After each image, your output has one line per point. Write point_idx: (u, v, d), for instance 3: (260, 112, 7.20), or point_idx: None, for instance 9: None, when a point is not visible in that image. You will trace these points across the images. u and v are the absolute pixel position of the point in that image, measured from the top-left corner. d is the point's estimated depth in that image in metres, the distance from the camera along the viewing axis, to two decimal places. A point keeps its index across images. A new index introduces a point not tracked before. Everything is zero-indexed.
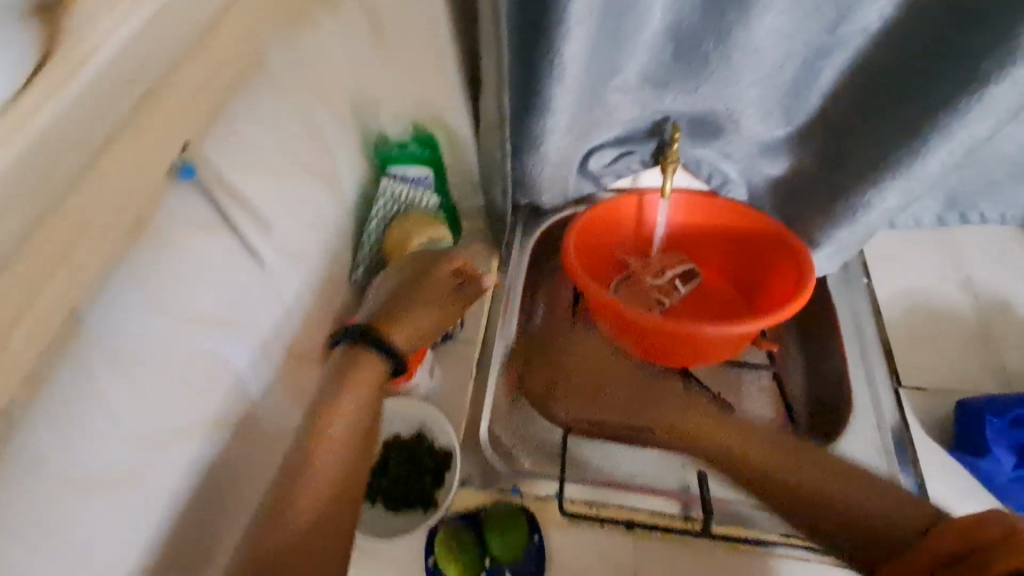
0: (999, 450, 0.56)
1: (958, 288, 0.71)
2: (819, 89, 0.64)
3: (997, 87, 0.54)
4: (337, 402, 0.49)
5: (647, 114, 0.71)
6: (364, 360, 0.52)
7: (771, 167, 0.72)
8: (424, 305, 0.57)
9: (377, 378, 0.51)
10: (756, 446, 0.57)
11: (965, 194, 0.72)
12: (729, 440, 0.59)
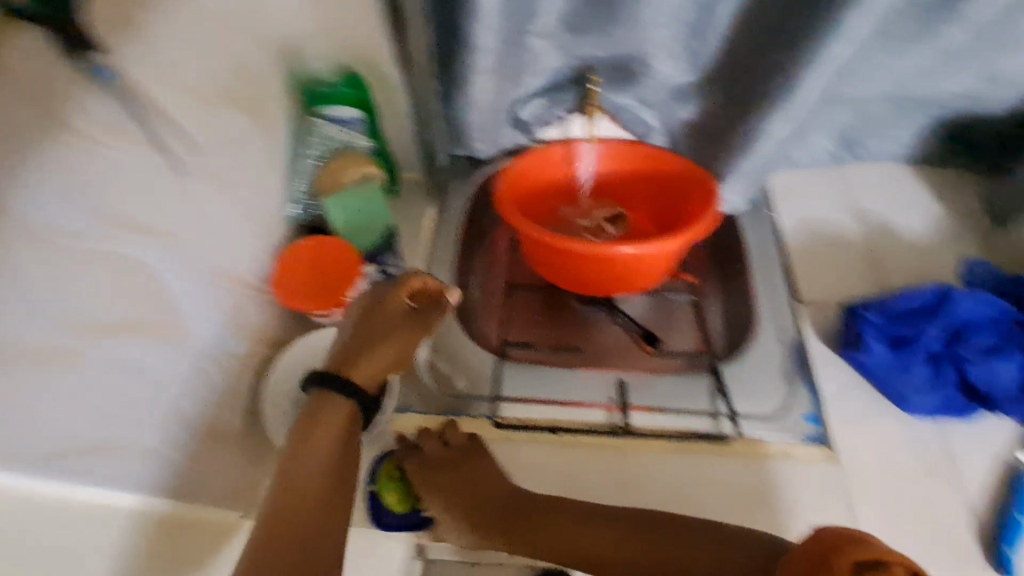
0: (875, 339, 0.62)
1: (850, 217, 0.78)
2: (715, 31, 0.71)
3: (852, 19, 0.60)
4: (299, 446, 0.49)
5: (568, 61, 0.76)
6: (331, 403, 0.52)
7: (684, 110, 0.79)
8: (385, 344, 0.55)
9: (339, 423, 0.52)
10: (632, 531, 0.54)
11: (857, 133, 0.79)
12: (580, 539, 0.54)
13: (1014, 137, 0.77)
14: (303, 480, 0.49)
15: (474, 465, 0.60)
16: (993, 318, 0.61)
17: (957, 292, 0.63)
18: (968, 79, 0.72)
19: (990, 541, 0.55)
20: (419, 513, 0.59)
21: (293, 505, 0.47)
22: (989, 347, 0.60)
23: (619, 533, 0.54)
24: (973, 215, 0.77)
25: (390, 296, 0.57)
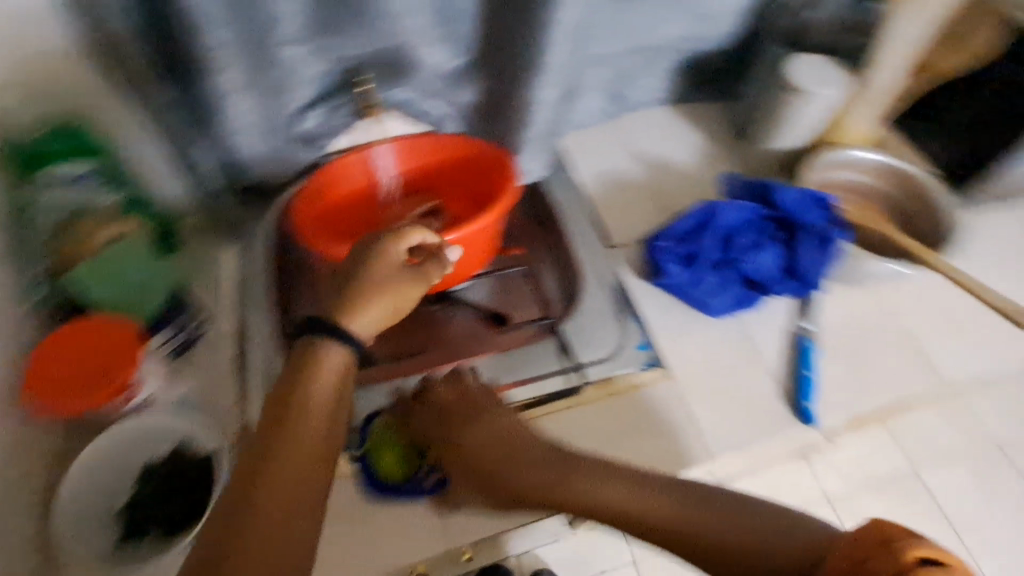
0: (667, 262, 0.71)
1: (633, 160, 0.87)
2: (464, 15, 0.73)
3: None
4: (282, 423, 0.43)
5: (332, 66, 0.71)
6: (328, 352, 0.47)
7: (461, 93, 0.82)
8: (376, 294, 0.51)
9: (330, 397, 0.45)
10: (614, 487, 0.49)
11: (620, 86, 0.89)
12: (596, 491, 0.49)
13: (739, 63, 0.89)
14: (298, 439, 0.42)
15: (458, 430, 0.56)
16: (751, 218, 0.72)
17: (720, 205, 0.73)
18: (684, 22, 0.80)
19: (793, 402, 0.65)
20: (418, 473, 0.61)
21: (288, 470, 0.41)
22: (750, 243, 0.71)
23: (629, 507, 0.47)
24: (729, 134, 0.89)
25: (388, 245, 0.53)
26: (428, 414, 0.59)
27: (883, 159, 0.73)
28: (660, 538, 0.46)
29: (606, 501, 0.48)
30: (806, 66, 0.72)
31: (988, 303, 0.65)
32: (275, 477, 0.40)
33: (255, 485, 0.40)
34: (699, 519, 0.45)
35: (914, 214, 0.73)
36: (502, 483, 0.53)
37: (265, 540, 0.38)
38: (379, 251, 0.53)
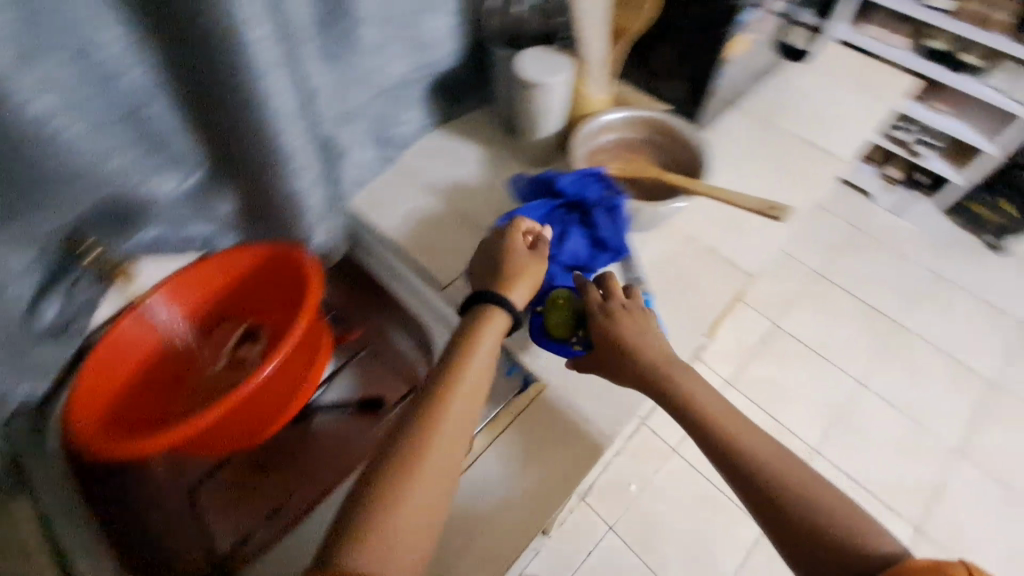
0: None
1: (427, 195, 0.86)
2: (174, 133, 0.63)
3: (268, 82, 0.58)
4: (445, 403, 0.54)
5: (40, 250, 0.59)
6: (494, 316, 0.61)
7: (221, 206, 0.73)
8: (529, 272, 0.65)
9: (491, 345, 0.59)
10: (759, 443, 0.55)
11: (382, 129, 0.85)
12: (749, 440, 0.55)
13: (480, 68, 0.91)
14: (457, 416, 0.54)
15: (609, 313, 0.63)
16: (546, 213, 0.74)
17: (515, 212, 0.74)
18: (407, 59, 0.78)
19: None
20: (569, 343, 0.67)
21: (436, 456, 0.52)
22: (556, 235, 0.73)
23: (757, 447, 0.55)
24: (499, 134, 0.92)
25: (508, 235, 0.66)
26: (594, 314, 0.64)
27: (625, 115, 0.82)
28: (746, 486, 0.54)
29: (738, 455, 0.55)
30: (530, 60, 0.76)
31: (753, 210, 0.67)
32: (443, 438, 0.53)
33: (407, 477, 0.50)
34: (803, 482, 0.53)
35: (668, 148, 0.82)
36: (663, 392, 0.59)
37: (419, 521, 0.49)
38: (522, 266, 0.65)
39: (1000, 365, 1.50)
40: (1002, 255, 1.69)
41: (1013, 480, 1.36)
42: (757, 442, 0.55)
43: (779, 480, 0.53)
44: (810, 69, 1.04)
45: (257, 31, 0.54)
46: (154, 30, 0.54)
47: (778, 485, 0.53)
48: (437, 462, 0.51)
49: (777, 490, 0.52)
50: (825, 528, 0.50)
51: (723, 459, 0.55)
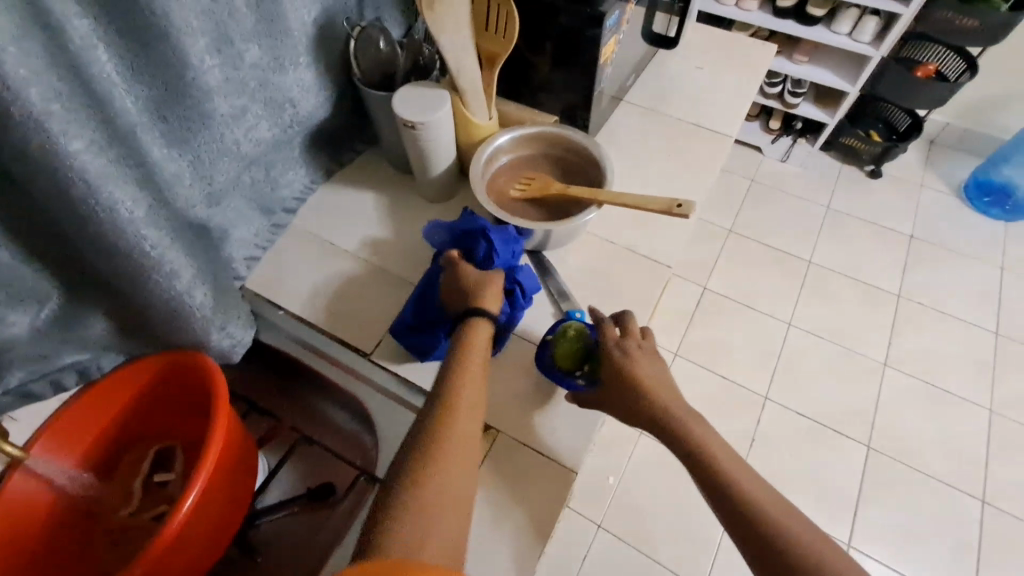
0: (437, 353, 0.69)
1: (331, 257, 0.80)
2: (11, 265, 0.53)
3: (115, 199, 0.49)
4: (450, 411, 0.56)
5: None
6: (476, 326, 0.63)
7: (95, 326, 0.63)
8: (490, 282, 0.66)
9: (481, 359, 0.61)
10: (752, 480, 0.56)
11: (264, 197, 0.78)
12: (737, 475, 0.56)
13: (357, 110, 0.86)
14: (466, 417, 0.56)
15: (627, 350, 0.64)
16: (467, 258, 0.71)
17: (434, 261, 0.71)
18: (269, 120, 0.71)
19: None
20: (574, 377, 0.68)
21: (450, 465, 0.52)
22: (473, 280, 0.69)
23: (750, 483, 0.56)
24: (393, 175, 0.88)
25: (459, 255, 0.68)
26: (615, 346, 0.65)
27: (515, 134, 0.79)
28: (743, 527, 0.54)
29: (735, 493, 0.55)
30: (405, 99, 0.71)
31: (656, 211, 0.67)
32: (451, 452, 0.53)
33: (428, 486, 0.50)
34: (789, 528, 0.53)
35: (565, 160, 0.81)
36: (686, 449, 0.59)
37: (447, 540, 0.48)
38: (492, 278, 0.66)
39: (903, 280, 1.64)
40: (881, 179, 1.84)
41: (936, 380, 1.49)
42: (749, 480, 0.56)
43: (765, 515, 0.53)
44: (682, 51, 1.07)
45: (76, 146, 0.45)
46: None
47: (763, 519, 0.53)
48: (457, 467, 0.52)
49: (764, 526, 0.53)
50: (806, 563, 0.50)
51: (739, 518, 0.54)
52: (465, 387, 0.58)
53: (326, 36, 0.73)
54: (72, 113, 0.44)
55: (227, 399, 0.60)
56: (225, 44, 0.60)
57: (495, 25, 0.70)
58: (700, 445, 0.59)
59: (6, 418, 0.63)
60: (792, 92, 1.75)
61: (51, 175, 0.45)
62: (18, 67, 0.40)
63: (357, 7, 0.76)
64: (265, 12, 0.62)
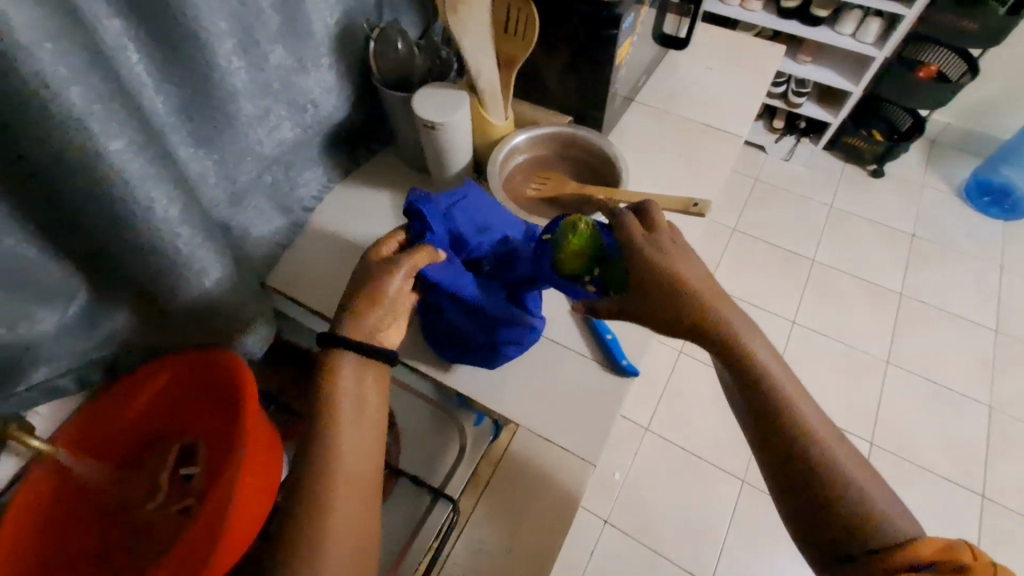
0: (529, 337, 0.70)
1: (349, 255, 0.81)
2: (42, 262, 0.54)
3: (150, 197, 0.50)
4: (334, 431, 0.50)
5: None
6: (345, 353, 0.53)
7: (120, 320, 0.63)
8: (379, 290, 0.56)
9: (363, 385, 0.53)
10: (785, 378, 0.52)
11: (283, 197, 0.79)
12: (772, 371, 0.52)
13: (374, 110, 0.87)
14: (351, 444, 0.51)
15: (686, 264, 0.55)
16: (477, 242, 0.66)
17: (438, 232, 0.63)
18: (290, 120, 0.72)
19: (614, 365, 0.71)
20: (582, 285, 0.62)
21: (342, 498, 0.48)
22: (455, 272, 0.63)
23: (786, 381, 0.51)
24: (408, 174, 0.89)
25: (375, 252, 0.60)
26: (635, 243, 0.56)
27: (532, 134, 0.80)
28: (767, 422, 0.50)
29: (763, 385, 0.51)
30: (423, 100, 0.72)
31: (673, 209, 0.68)
32: (343, 478, 0.49)
33: (318, 520, 0.47)
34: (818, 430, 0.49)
35: (581, 159, 0.82)
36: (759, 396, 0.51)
37: (347, 561, 0.46)
38: (380, 285, 0.56)
39: (905, 279, 1.66)
40: (883, 179, 1.86)
41: (937, 378, 1.50)
42: (784, 377, 0.52)
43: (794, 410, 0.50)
44: (691, 52, 1.08)
45: (114, 145, 0.45)
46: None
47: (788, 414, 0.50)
48: (347, 495, 0.48)
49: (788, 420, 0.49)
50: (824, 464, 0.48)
51: (764, 417, 0.50)
52: (343, 412, 0.51)
53: (346, 37, 0.74)
54: (114, 114, 0.44)
55: (253, 391, 0.61)
56: (251, 46, 0.61)
57: (513, 28, 0.71)
58: (777, 395, 0.50)
59: (31, 414, 0.64)
60: (795, 92, 1.77)
61: (91, 174, 0.46)
62: (66, 69, 0.40)
63: (377, 9, 0.77)
64: (289, 14, 0.63)
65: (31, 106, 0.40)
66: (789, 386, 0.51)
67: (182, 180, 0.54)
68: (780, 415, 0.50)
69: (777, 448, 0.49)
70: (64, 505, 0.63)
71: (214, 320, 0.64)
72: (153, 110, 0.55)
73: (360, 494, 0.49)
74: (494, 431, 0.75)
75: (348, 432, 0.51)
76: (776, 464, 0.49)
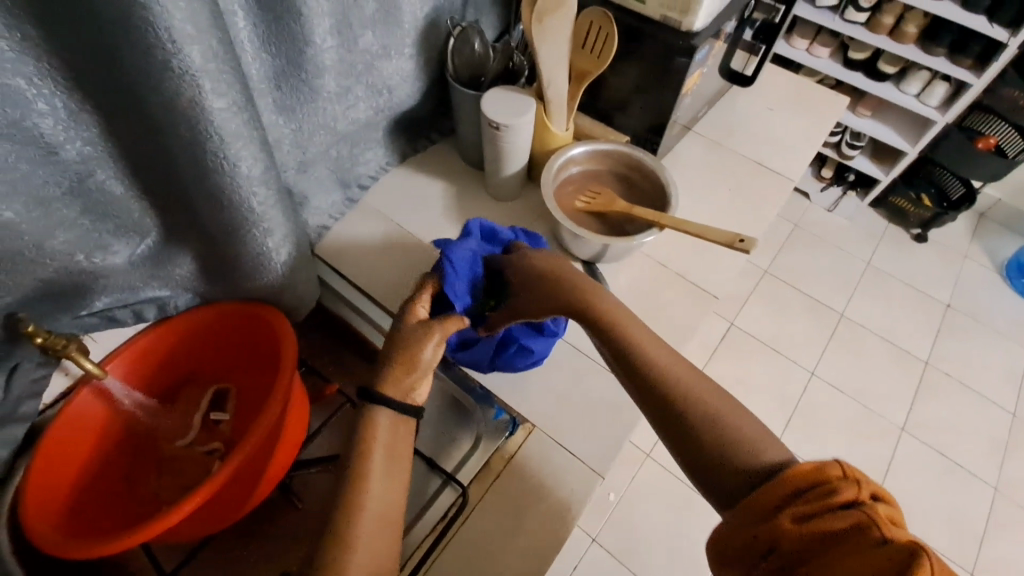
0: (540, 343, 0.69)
1: (397, 236, 0.83)
2: (125, 199, 0.58)
3: (237, 155, 0.53)
4: (362, 485, 0.51)
5: None
6: (381, 412, 0.55)
7: (182, 268, 0.67)
8: (405, 355, 0.58)
9: (398, 440, 0.55)
10: (674, 363, 0.55)
11: (344, 172, 0.82)
12: (654, 356, 0.56)
13: (441, 102, 0.90)
14: (381, 485, 0.51)
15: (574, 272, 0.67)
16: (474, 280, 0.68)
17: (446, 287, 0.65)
18: (366, 101, 0.76)
19: None
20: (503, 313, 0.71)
21: (364, 555, 0.47)
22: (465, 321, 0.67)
23: (671, 360, 0.56)
24: (463, 169, 0.91)
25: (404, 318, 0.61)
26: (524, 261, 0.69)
27: (588, 148, 0.82)
28: (664, 419, 0.53)
29: (651, 373, 0.55)
30: (493, 101, 0.75)
31: (720, 243, 0.69)
32: (371, 514, 0.49)
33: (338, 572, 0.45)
34: (704, 400, 0.52)
35: (632, 179, 0.84)
36: (654, 388, 0.54)
37: None
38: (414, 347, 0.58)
39: (933, 347, 1.63)
40: (926, 244, 1.83)
41: (952, 452, 1.47)
42: (667, 359, 0.56)
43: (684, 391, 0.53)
44: (754, 91, 1.09)
45: (218, 104, 0.49)
46: (93, 103, 0.49)
47: (680, 395, 0.52)
48: (374, 531, 0.49)
49: (678, 402, 0.52)
50: (717, 427, 0.49)
51: (660, 411, 0.53)
52: (376, 454, 0.52)
53: (429, 31, 0.77)
54: (223, 75, 0.48)
55: (293, 351, 0.64)
56: (344, 28, 0.65)
57: (592, 44, 0.74)
58: (650, 362, 0.56)
59: (88, 337, 0.67)
60: (849, 143, 1.75)
61: (191, 126, 0.49)
62: (192, 29, 0.44)
63: (461, 8, 0.81)
64: (384, 3, 0.67)
65: (153, 55, 0.44)
66: (679, 368, 0.55)
67: (266, 146, 0.57)
68: (663, 393, 0.53)
69: (682, 436, 0.51)
70: (102, 430, 0.66)
71: (265, 278, 0.68)
72: (250, 75, 0.59)
73: (378, 554, 0.48)
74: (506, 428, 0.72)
75: (377, 486, 0.51)
76: (675, 435, 0.51)
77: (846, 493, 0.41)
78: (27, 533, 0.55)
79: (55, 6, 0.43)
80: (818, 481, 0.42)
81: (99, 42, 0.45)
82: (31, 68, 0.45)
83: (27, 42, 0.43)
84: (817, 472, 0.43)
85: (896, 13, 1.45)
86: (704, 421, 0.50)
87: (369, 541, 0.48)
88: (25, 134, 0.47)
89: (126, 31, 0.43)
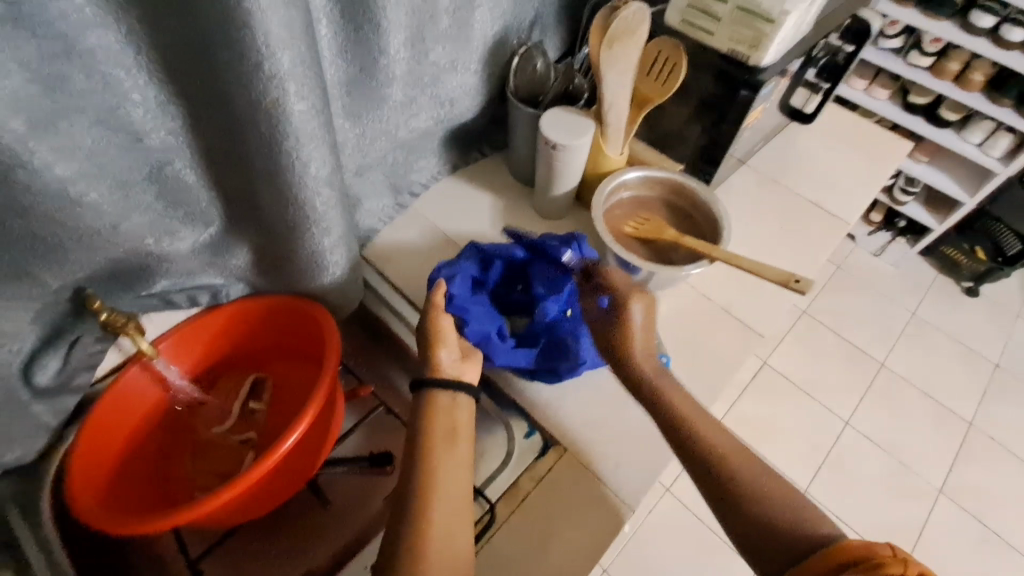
0: (573, 339, 0.70)
1: (444, 245, 0.84)
2: (196, 188, 0.60)
3: (306, 155, 0.55)
4: (430, 465, 0.55)
5: (61, 296, 0.58)
6: (440, 396, 0.59)
7: (239, 259, 0.69)
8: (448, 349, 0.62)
9: (463, 415, 0.59)
10: (735, 450, 0.56)
11: (397, 178, 0.83)
12: (716, 439, 0.57)
13: (497, 118, 0.92)
14: (448, 468, 0.55)
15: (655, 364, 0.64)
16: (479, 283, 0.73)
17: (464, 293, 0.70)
18: (429, 111, 0.77)
19: None
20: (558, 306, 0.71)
21: (441, 529, 0.52)
22: (485, 313, 0.69)
23: (732, 448, 0.56)
24: (512, 184, 0.91)
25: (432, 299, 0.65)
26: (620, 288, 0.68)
27: (641, 173, 0.82)
28: (722, 503, 0.54)
29: (711, 456, 0.56)
30: (553, 120, 0.76)
31: (773, 281, 0.68)
32: (438, 505, 0.53)
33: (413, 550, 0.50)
34: (764, 490, 0.53)
35: (683, 208, 0.83)
36: (736, 501, 0.53)
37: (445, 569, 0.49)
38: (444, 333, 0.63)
39: (978, 408, 1.55)
40: (977, 299, 1.75)
41: (991, 521, 1.39)
42: (725, 441, 0.57)
43: (741, 477, 0.54)
44: (811, 131, 1.07)
45: (298, 107, 0.51)
46: (180, 96, 0.52)
47: (736, 481, 0.54)
48: (444, 510, 0.53)
49: (725, 492, 0.54)
50: (778, 525, 0.50)
51: (717, 490, 0.55)
52: (437, 442, 0.56)
53: (496, 49, 0.79)
54: (306, 81, 0.50)
55: (337, 348, 0.65)
56: (417, 40, 0.67)
57: (658, 71, 0.74)
58: (705, 445, 0.56)
59: (144, 318, 0.70)
60: (902, 188, 1.69)
61: (270, 124, 0.51)
62: (283, 37, 0.46)
63: (528, 29, 0.82)
64: (458, 20, 0.70)
65: (247, 57, 0.46)
66: (736, 449, 0.56)
67: (334, 148, 0.59)
68: (717, 476, 0.55)
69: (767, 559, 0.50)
70: (145, 407, 0.68)
71: (315, 275, 0.69)
72: (326, 78, 0.62)
73: (450, 526, 0.52)
74: (541, 449, 0.74)
75: (445, 468, 0.55)
76: (731, 521, 0.53)
77: (892, 568, 0.41)
78: (71, 501, 0.57)
79: (164, 6, 0.45)
80: (864, 558, 0.43)
81: (200, 39, 0.47)
82: (132, 59, 0.47)
83: (134, 35, 0.46)
84: (863, 549, 0.44)
85: (963, 59, 1.41)
86: (757, 518, 0.52)
87: (444, 511, 0.53)
88: (117, 121, 0.49)
89: (225, 34, 0.45)
